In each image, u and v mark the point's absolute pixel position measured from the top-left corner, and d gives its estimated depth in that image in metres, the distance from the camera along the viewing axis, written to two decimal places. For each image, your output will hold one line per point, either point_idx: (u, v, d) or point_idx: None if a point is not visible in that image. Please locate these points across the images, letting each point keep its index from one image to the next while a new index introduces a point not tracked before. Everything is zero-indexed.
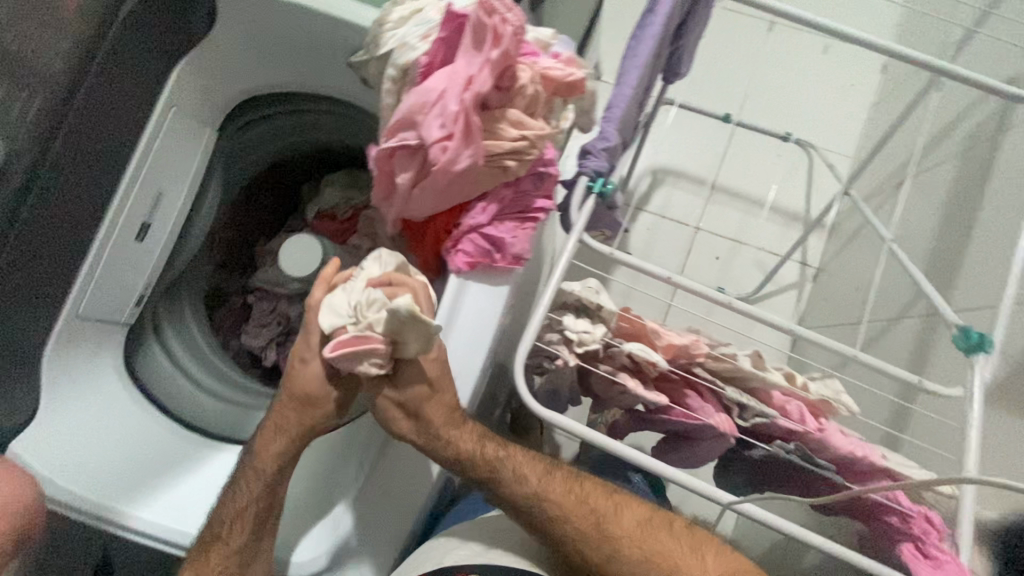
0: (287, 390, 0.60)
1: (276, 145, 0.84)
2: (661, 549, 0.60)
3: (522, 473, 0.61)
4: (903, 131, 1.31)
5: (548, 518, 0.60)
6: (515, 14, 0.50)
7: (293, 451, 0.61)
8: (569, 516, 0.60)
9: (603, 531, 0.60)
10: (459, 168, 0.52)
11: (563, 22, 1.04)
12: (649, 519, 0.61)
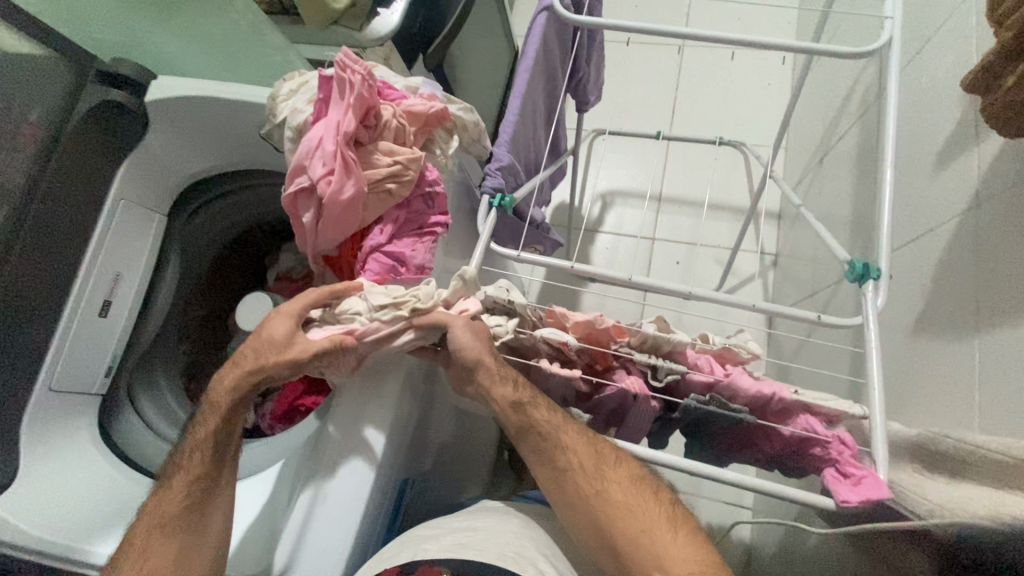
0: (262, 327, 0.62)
1: (227, 224, 0.95)
2: (639, 505, 0.59)
3: (547, 411, 0.62)
4: (813, 114, 1.40)
5: (557, 453, 0.61)
6: (361, 65, 0.61)
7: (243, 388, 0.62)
8: (577, 454, 0.61)
9: (599, 473, 0.60)
10: (346, 197, 0.62)
11: (474, 78, 1.18)
12: (640, 480, 0.61)
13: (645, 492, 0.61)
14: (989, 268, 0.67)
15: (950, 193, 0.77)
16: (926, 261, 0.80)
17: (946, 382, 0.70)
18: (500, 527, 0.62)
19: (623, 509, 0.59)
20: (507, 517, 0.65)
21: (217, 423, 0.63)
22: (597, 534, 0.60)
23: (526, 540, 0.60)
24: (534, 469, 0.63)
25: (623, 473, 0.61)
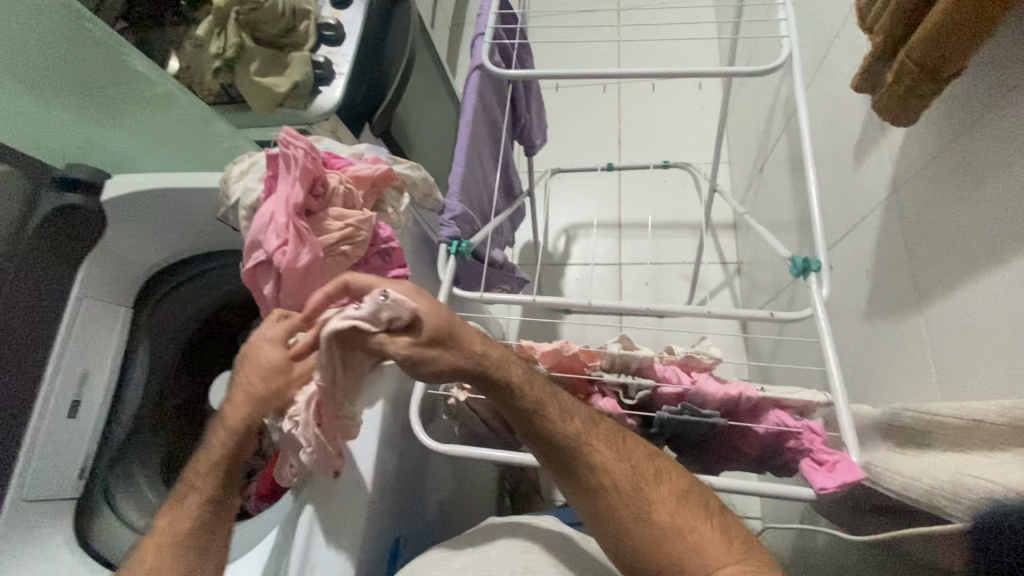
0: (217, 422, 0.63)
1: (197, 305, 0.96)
2: (682, 520, 0.57)
3: (568, 418, 0.60)
4: (745, 130, 1.49)
5: (591, 469, 0.59)
6: (303, 141, 0.65)
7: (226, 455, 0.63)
8: (615, 471, 0.59)
9: (638, 491, 0.58)
10: (302, 264, 0.64)
11: (426, 137, 1.23)
12: (684, 494, 0.58)
13: (691, 506, 0.58)
14: (918, 245, 0.71)
15: (872, 183, 0.83)
16: (864, 246, 0.84)
17: (900, 359, 0.73)
18: (508, 545, 0.64)
19: (667, 528, 0.57)
20: (514, 530, 0.67)
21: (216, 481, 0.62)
22: (636, 553, 0.57)
23: (532, 549, 0.63)
24: (564, 485, 0.61)
25: (663, 487, 0.58)
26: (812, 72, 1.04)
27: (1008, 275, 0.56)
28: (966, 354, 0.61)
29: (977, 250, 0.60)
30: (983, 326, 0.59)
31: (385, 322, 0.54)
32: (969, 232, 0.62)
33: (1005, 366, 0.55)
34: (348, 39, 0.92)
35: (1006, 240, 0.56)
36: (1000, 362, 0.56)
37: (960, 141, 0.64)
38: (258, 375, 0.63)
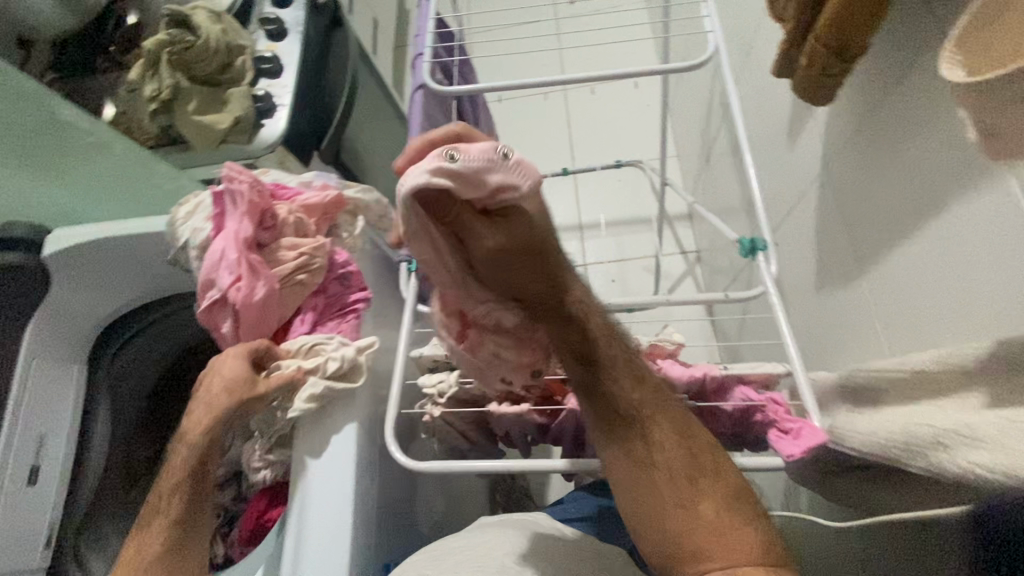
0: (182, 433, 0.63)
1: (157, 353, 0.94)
2: (729, 526, 0.47)
3: (632, 390, 0.53)
4: (687, 123, 1.55)
5: (639, 442, 0.52)
6: (247, 176, 0.65)
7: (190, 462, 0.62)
8: (666, 456, 0.51)
9: (690, 487, 0.49)
10: (258, 297, 0.64)
11: (377, 160, 1.24)
12: (746, 501, 0.49)
13: (748, 520, 0.48)
14: (851, 215, 0.75)
15: (807, 161, 0.87)
16: (807, 221, 0.88)
17: (849, 325, 0.77)
18: (497, 540, 0.65)
19: (713, 526, 0.48)
20: (505, 529, 0.68)
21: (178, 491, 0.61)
22: (662, 546, 0.49)
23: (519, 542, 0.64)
24: (605, 452, 0.54)
25: (721, 486, 0.49)
26: (741, 62, 1.08)
27: (923, 242, 0.59)
28: (901, 313, 0.64)
29: (898, 212, 0.64)
30: (909, 285, 0.62)
31: (491, 187, 0.48)
32: (890, 197, 0.66)
33: (931, 320, 0.58)
34: (287, 70, 0.92)
35: (921, 199, 0.60)
36: (929, 315, 0.59)
37: (873, 114, 0.68)
38: (218, 391, 0.62)
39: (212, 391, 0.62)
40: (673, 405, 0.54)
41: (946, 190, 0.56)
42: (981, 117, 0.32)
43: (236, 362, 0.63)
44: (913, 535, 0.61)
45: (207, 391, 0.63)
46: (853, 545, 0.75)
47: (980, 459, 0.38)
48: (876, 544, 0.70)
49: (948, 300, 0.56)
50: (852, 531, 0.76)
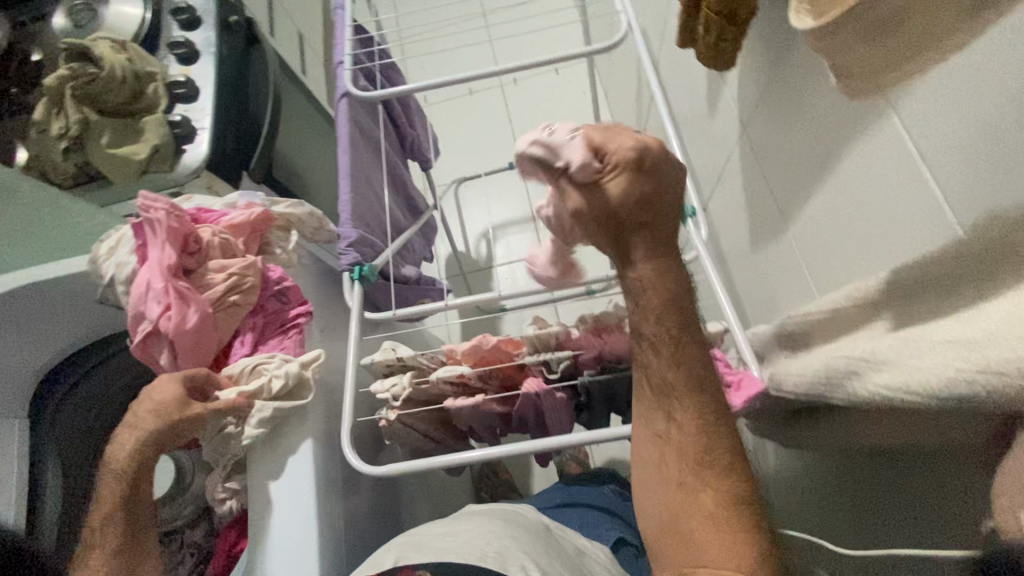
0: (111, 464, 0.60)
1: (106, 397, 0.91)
2: (715, 521, 0.48)
3: (675, 371, 0.51)
4: (622, 103, 1.57)
5: (661, 416, 0.52)
6: (164, 202, 0.64)
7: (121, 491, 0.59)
8: (684, 438, 0.51)
9: (696, 474, 0.49)
10: (191, 323, 0.63)
11: (315, 174, 1.22)
12: (746, 510, 0.48)
13: (739, 523, 0.47)
14: (771, 171, 0.78)
15: (728, 125, 0.89)
16: (738, 184, 0.91)
17: (783, 277, 0.79)
18: (478, 531, 0.64)
19: (704, 514, 0.48)
20: (489, 521, 0.68)
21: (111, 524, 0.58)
22: (652, 516, 0.52)
23: (498, 532, 0.65)
24: (637, 410, 0.55)
25: (726, 486, 0.49)
26: (661, 37, 1.11)
27: (828, 189, 0.62)
28: (819, 261, 0.67)
29: (804, 164, 0.67)
30: (824, 231, 0.64)
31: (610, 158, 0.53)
32: (797, 149, 0.68)
33: (846, 261, 0.60)
34: (204, 92, 0.90)
35: (821, 147, 0.62)
36: (843, 258, 0.61)
37: (774, 72, 0.71)
38: (149, 416, 0.60)
39: (142, 417, 0.60)
40: (711, 404, 0.51)
41: (841, 134, 0.58)
42: (831, 54, 0.33)
43: (168, 386, 0.61)
44: (871, 468, 0.58)
45: (137, 418, 0.60)
46: (813, 488, 0.73)
47: (880, 380, 0.40)
48: (834, 484, 0.67)
49: (856, 240, 0.58)
50: (811, 473, 0.73)
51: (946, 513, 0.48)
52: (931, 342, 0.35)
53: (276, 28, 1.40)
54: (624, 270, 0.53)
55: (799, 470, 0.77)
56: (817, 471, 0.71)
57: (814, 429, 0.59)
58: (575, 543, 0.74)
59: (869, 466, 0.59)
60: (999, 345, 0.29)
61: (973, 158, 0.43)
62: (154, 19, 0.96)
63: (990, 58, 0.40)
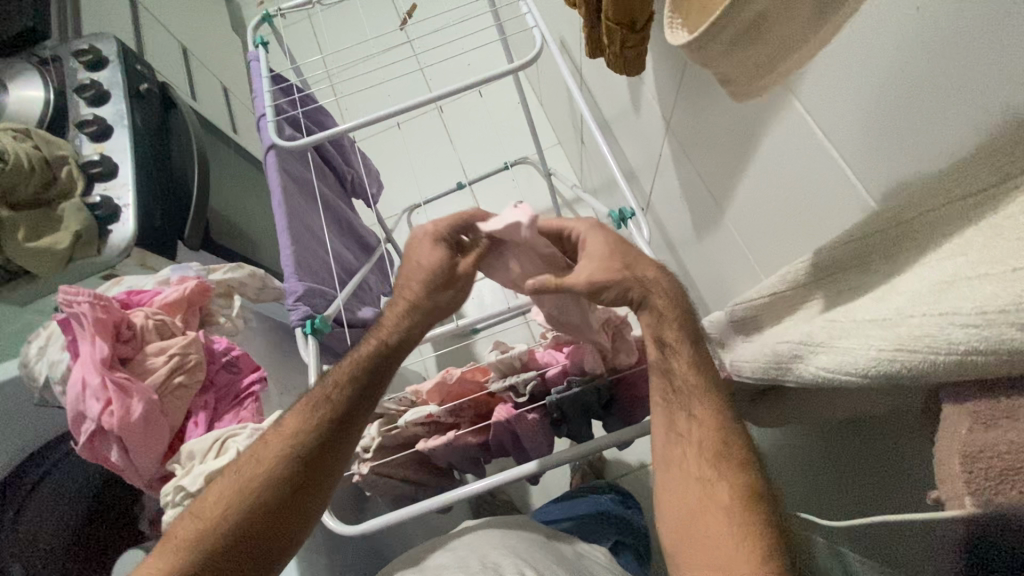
0: (333, 390, 0.57)
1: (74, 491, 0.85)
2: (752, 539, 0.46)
3: (700, 369, 0.54)
4: (556, 109, 1.59)
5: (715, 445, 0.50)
6: (89, 293, 0.62)
7: (321, 436, 0.56)
8: (703, 433, 0.53)
9: (711, 468, 0.51)
10: (137, 413, 0.60)
11: (253, 231, 1.19)
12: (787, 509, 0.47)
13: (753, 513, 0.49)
14: (700, 161, 0.79)
15: (653, 121, 0.92)
16: (673, 177, 0.92)
17: (730, 264, 0.80)
18: (480, 545, 0.68)
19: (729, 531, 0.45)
20: (488, 538, 0.70)
21: (298, 466, 0.56)
22: (676, 518, 0.52)
23: (501, 559, 0.64)
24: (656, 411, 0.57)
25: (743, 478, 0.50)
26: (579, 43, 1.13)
27: (753, 172, 0.63)
28: (757, 244, 0.68)
29: (727, 150, 0.68)
30: (760, 212, 0.64)
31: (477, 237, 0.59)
32: (718, 138, 0.69)
33: (784, 240, 0.60)
34: (122, 167, 0.87)
35: (740, 134, 0.63)
36: (781, 236, 0.61)
37: (686, 67, 0.73)
38: (400, 317, 0.58)
39: (390, 326, 0.58)
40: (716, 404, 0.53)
41: (754, 119, 0.58)
42: (713, 68, 0.35)
43: (436, 248, 0.59)
44: (854, 439, 0.55)
45: (384, 327, 0.58)
46: (799, 457, 0.70)
47: (818, 364, 0.39)
48: (819, 455, 0.64)
49: (789, 221, 0.58)
50: (795, 442, 0.71)
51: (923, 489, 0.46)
52: (855, 322, 0.36)
53: (197, 86, 1.37)
54: (616, 264, 0.56)
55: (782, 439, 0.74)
56: (801, 440, 0.69)
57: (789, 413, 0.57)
58: (574, 546, 0.78)
59: (853, 436, 0.56)
60: (909, 321, 0.29)
61: (870, 133, 0.42)
62: (60, 100, 0.92)
63: (856, 37, 0.41)
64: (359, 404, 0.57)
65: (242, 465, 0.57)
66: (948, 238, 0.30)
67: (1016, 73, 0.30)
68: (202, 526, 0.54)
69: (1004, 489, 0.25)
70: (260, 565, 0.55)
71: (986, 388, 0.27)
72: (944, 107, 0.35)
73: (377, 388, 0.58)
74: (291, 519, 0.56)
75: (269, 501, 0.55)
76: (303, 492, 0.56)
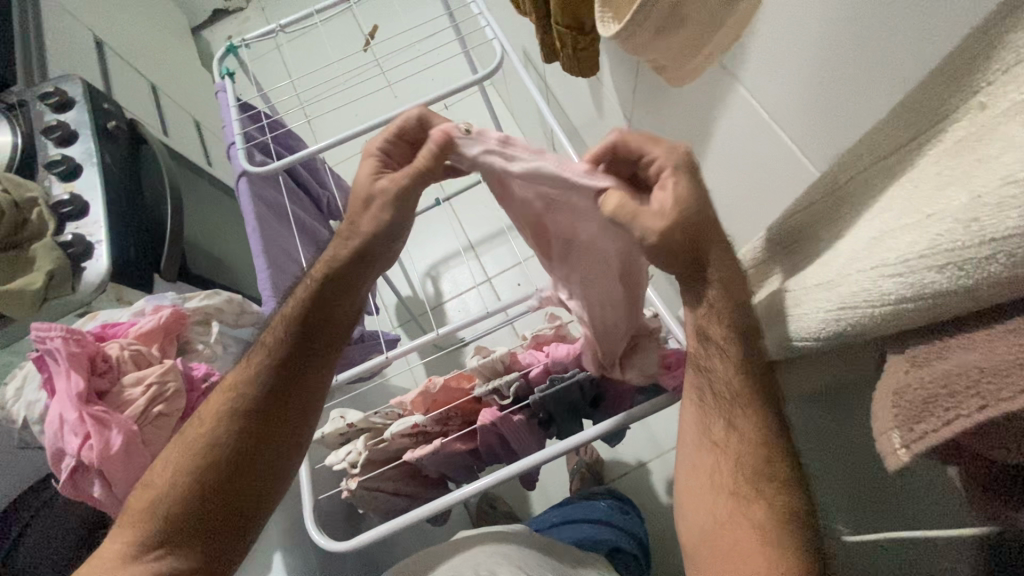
0: (273, 343, 0.57)
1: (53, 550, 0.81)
2: (735, 515, 0.46)
3: None
4: (526, 119, 1.61)
5: (708, 426, 0.49)
6: (60, 329, 0.62)
7: (262, 389, 0.57)
8: (727, 457, 0.47)
9: (734, 488, 0.46)
10: (117, 445, 0.60)
11: (231, 260, 1.20)
12: (784, 487, 0.46)
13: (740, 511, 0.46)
14: None
15: (616, 119, 0.93)
16: None
17: None
18: (475, 553, 0.69)
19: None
20: (481, 542, 0.72)
21: (243, 421, 0.56)
22: (691, 521, 0.50)
23: (497, 565, 0.65)
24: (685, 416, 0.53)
25: (748, 478, 0.46)
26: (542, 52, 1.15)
27: (712, 159, 0.63)
28: (726, 230, 0.68)
29: (685, 140, 0.69)
30: (725, 196, 0.64)
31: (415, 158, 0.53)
32: (676, 132, 0.70)
33: (754, 220, 0.60)
34: (94, 204, 0.87)
35: (694, 126, 0.64)
36: (748, 218, 0.61)
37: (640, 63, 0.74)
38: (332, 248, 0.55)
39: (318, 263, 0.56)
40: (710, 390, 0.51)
41: (704, 108, 0.59)
42: (645, 52, 0.39)
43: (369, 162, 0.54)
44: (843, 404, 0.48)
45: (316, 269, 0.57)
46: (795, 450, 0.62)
47: (780, 335, 0.39)
48: (816, 444, 0.57)
49: (757, 197, 0.57)
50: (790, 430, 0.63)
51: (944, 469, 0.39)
52: (805, 290, 0.36)
53: (167, 121, 1.38)
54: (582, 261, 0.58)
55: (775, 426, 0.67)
56: (794, 427, 0.61)
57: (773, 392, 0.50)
58: (569, 553, 0.79)
59: (850, 414, 0.48)
60: (848, 282, 0.30)
61: (811, 99, 0.43)
62: (27, 142, 0.93)
63: (785, 18, 0.42)
64: (299, 352, 0.57)
65: (192, 428, 0.58)
66: (879, 195, 0.31)
67: (929, 38, 0.31)
68: (157, 497, 0.55)
69: (931, 426, 0.24)
70: (224, 533, 0.56)
71: (922, 336, 0.28)
72: (870, 76, 0.36)
73: (317, 338, 0.58)
74: (245, 480, 0.56)
75: (217, 463, 0.55)
76: (255, 452, 0.56)
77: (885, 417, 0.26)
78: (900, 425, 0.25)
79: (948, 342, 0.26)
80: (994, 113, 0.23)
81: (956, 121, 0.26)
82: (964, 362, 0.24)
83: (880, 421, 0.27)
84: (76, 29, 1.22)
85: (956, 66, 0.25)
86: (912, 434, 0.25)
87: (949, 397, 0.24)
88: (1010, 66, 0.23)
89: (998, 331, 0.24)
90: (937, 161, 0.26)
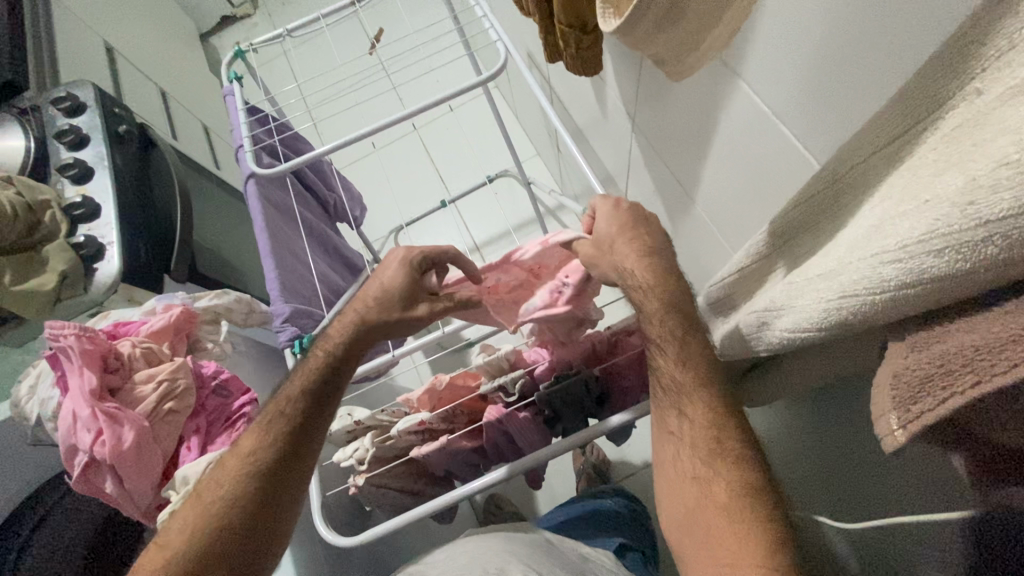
0: (303, 380, 0.59)
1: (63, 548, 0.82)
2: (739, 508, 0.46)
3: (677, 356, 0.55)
4: (530, 120, 1.62)
5: (672, 414, 0.51)
6: (71, 326, 0.63)
7: (294, 425, 0.58)
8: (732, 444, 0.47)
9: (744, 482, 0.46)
10: (128, 441, 0.61)
11: (240, 262, 1.21)
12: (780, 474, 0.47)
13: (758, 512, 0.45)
14: (666, 153, 0.80)
15: (619, 120, 0.94)
16: (644, 172, 0.95)
17: (710, 251, 0.81)
18: (483, 550, 0.69)
19: (718, 505, 0.45)
20: (490, 540, 0.72)
21: (275, 454, 0.57)
22: (674, 516, 0.49)
23: (506, 564, 0.65)
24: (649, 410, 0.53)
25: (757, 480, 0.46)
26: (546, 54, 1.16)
27: (715, 157, 0.64)
28: (730, 226, 0.69)
29: (688, 138, 0.69)
30: (729, 192, 0.65)
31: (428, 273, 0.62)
32: (680, 129, 0.70)
33: (759, 216, 0.60)
34: (105, 207, 0.88)
35: (697, 124, 0.65)
36: (752, 214, 0.61)
37: (642, 66, 0.75)
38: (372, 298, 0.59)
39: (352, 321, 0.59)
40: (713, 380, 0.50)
41: (707, 105, 0.60)
42: (646, 48, 0.40)
43: (400, 271, 0.60)
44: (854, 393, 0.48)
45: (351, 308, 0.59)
46: (804, 444, 0.63)
47: (780, 326, 0.40)
48: (824, 438, 0.57)
49: (761, 192, 0.57)
50: (799, 426, 0.63)
51: (943, 458, 0.40)
52: (804, 280, 0.37)
53: (177, 126, 1.40)
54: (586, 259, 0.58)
55: (784, 422, 0.67)
56: (802, 422, 0.62)
57: (778, 383, 0.50)
58: (578, 551, 0.79)
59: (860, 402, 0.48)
60: (848, 270, 0.30)
61: (813, 94, 0.43)
62: (41, 147, 0.94)
63: (784, 15, 0.43)
64: (328, 390, 0.59)
65: (222, 463, 0.58)
66: (881, 184, 0.31)
67: (926, 30, 0.32)
68: (190, 530, 0.56)
69: (926, 406, 0.25)
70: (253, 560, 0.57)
71: (924, 323, 0.28)
72: (870, 69, 0.37)
73: (347, 374, 0.60)
74: (276, 509, 0.57)
75: (251, 496, 0.56)
76: (294, 464, 0.58)
77: (884, 399, 0.27)
78: (896, 406, 0.26)
79: (948, 326, 0.26)
80: (990, 99, 0.24)
81: (953, 108, 0.26)
82: (962, 342, 0.24)
83: (879, 403, 0.27)
84: (89, 36, 1.24)
85: (951, 54, 0.25)
86: (909, 415, 0.26)
87: (944, 376, 0.24)
88: (1003, 53, 0.23)
89: (998, 312, 0.24)
90: (934, 148, 0.27)
